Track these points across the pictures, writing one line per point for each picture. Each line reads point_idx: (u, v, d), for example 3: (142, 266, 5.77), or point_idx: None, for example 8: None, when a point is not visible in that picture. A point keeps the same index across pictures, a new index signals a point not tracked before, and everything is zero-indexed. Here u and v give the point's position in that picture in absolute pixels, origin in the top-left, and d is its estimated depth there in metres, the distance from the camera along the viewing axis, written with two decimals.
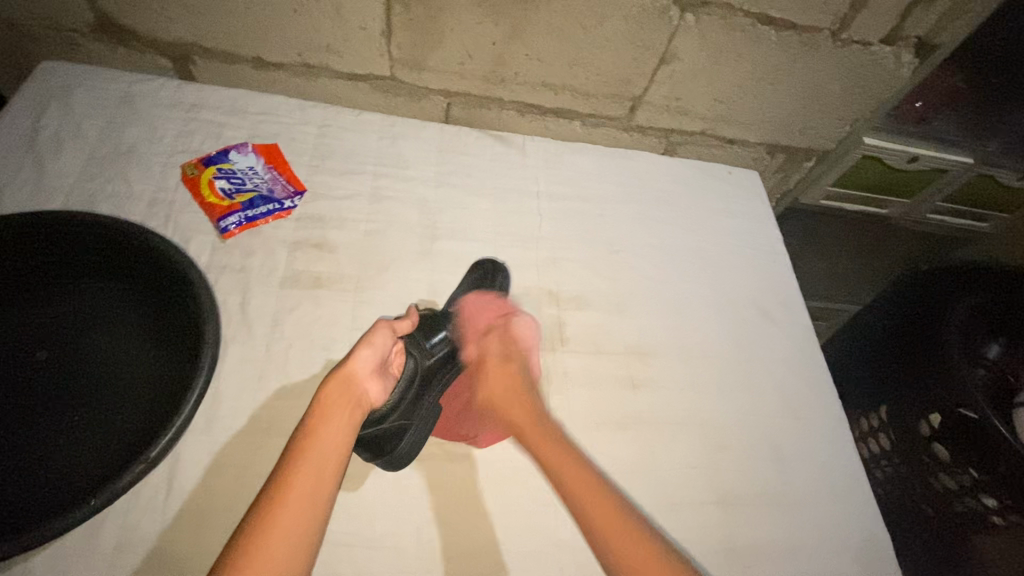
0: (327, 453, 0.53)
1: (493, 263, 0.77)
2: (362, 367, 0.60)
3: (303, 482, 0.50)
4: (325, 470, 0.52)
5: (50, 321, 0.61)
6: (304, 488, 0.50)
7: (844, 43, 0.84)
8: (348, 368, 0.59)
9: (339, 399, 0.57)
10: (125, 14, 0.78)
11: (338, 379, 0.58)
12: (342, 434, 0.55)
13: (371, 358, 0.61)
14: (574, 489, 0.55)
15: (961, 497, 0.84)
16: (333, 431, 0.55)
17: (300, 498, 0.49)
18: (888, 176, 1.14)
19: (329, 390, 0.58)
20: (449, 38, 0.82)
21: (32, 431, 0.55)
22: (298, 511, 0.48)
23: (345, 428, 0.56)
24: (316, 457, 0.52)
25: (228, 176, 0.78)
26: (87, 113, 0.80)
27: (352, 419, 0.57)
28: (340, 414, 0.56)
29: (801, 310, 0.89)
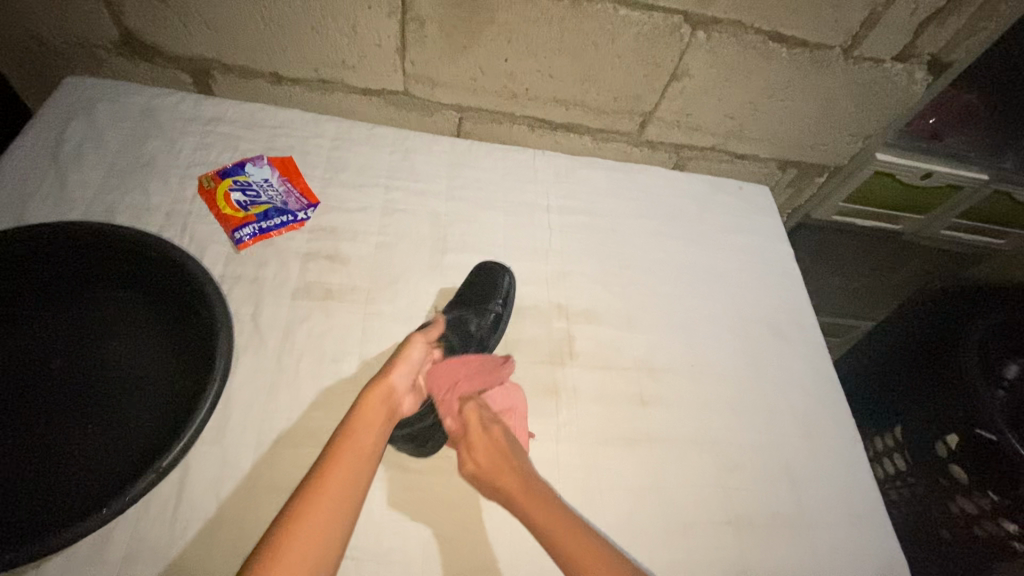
0: (353, 471, 0.53)
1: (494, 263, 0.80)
2: (400, 384, 0.61)
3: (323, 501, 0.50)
4: (346, 490, 0.52)
5: (67, 331, 0.62)
6: (324, 508, 0.50)
7: (856, 60, 0.84)
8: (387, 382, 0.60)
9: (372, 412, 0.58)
10: (149, 32, 0.81)
11: (378, 393, 0.59)
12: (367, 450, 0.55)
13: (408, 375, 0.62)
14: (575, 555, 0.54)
15: (979, 521, 0.82)
16: (358, 447, 0.55)
17: (320, 519, 0.49)
18: (902, 193, 1.14)
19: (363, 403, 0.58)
20: (462, 55, 0.83)
21: (45, 439, 0.55)
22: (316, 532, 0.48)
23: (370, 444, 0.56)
24: (341, 475, 0.52)
25: (244, 188, 0.79)
26: (109, 126, 0.82)
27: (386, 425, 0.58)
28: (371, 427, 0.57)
29: (813, 327, 0.88)
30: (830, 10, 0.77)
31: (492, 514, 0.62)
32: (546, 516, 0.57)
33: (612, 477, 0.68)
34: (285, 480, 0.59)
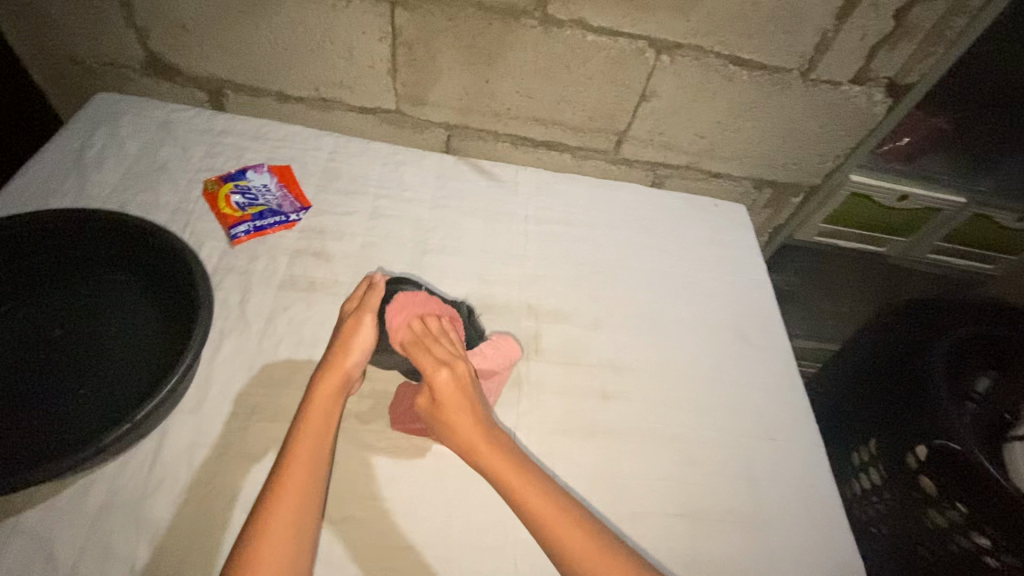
0: (327, 416, 0.60)
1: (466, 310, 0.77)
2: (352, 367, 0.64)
3: (310, 443, 0.58)
4: (329, 426, 0.60)
5: (71, 305, 0.69)
6: (310, 448, 0.57)
7: (814, 83, 0.89)
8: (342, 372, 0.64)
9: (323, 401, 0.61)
10: (171, 55, 0.91)
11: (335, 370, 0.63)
12: (341, 396, 0.62)
13: (364, 359, 0.66)
14: (538, 519, 0.57)
15: (952, 534, 0.81)
16: (317, 427, 0.59)
17: (307, 456, 0.57)
18: (882, 215, 1.17)
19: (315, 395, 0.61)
20: (446, 77, 0.91)
21: (35, 397, 0.61)
22: (310, 469, 0.56)
23: (343, 387, 0.63)
24: (314, 434, 0.59)
25: (243, 192, 0.87)
26: (131, 134, 0.91)
27: (338, 404, 0.62)
28: (319, 412, 0.60)
29: (780, 336, 0.90)
30: (783, 36, 0.83)
31: (444, 493, 0.65)
32: (509, 477, 0.59)
33: (567, 465, 0.70)
34: (252, 448, 0.63)
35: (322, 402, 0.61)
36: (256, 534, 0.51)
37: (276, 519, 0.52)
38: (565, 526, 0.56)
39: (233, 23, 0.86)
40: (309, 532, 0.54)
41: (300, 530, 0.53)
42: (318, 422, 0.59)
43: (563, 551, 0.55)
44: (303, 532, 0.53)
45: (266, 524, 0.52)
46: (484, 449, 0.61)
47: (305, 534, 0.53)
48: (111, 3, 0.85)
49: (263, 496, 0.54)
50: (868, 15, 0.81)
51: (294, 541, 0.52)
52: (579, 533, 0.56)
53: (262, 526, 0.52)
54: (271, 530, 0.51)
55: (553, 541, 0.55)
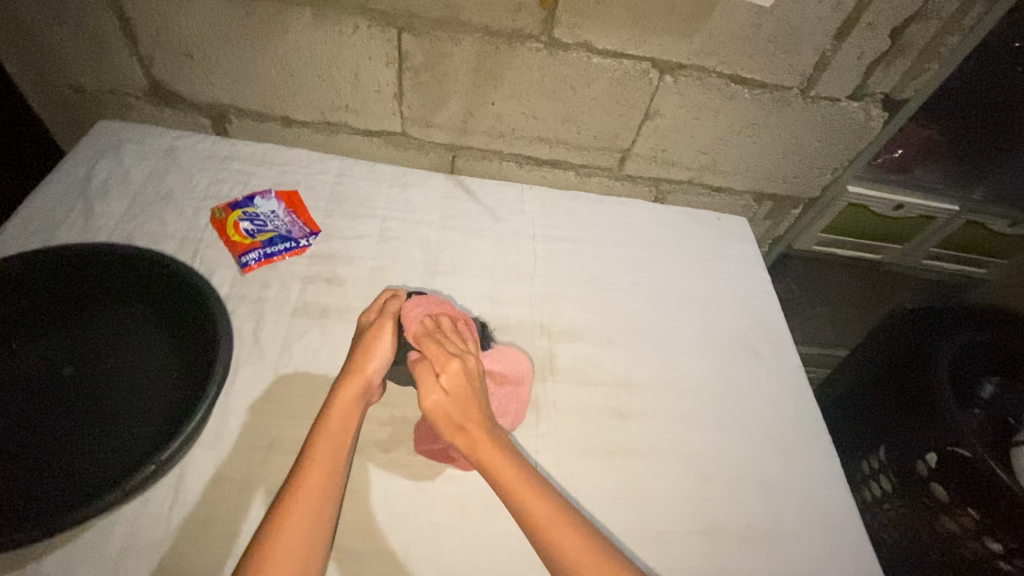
0: (347, 422, 0.60)
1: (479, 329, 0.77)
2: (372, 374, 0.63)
3: (329, 445, 0.58)
4: (348, 433, 0.59)
5: (80, 342, 0.67)
6: (329, 452, 0.57)
7: (813, 100, 0.92)
8: (364, 377, 0.63)
9: (343, 407, 0.61)
10: (174, 82, 0.91)
11: (358, 376, 0.63)
12: (362, 401, 0.62)
13: (385, 366, 0.65)
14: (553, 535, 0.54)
15: (963, 541, 0.82)
16: (336, 434, 0.59)
17: (327, 458, 0.57)
18: (879, 224, 1.19)
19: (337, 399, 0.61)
20: (452, 100, 0.92)
21: (49, 437, 0.60)
22: (327, 471, 0.56)
23: (364, 394, 0.63)
24: (334, 438, 0.58)
25: (252, 218, 0.86)
26: (134, 163, 0.91)
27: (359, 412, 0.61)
28: (338, 417, 0.60)
29: (789, 349, 0.92)
30: (783, 56, 0.85)
31: (470, 520, 0.65)
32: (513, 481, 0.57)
33: (590, 487, 0.70)
34: (273, 482, 0.62)
35: (345, 405, 0.61)
36: (267, 540, 0.51)
37: (291, 521, 0.52)
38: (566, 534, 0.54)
39: (239, 50, 0.86)
40: (321, 541, 0.53)
41: (313, 533, 0.53)
42: (340, 426, 0.59)
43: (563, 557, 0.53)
44: (317, 534, 0.53)
45: (281, 524, 0.52)
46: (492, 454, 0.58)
47: (317, 543, 0.53)
48: (114, 32, 0.84)
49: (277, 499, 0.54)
50: (865, 35, 0.83)
51: (305, 549, 0.52)
52: (579, 542, 0.54)
53: (277, 527, 0.52)
54: (285, 532, 0.52)
55: (554, 546, 0.54)
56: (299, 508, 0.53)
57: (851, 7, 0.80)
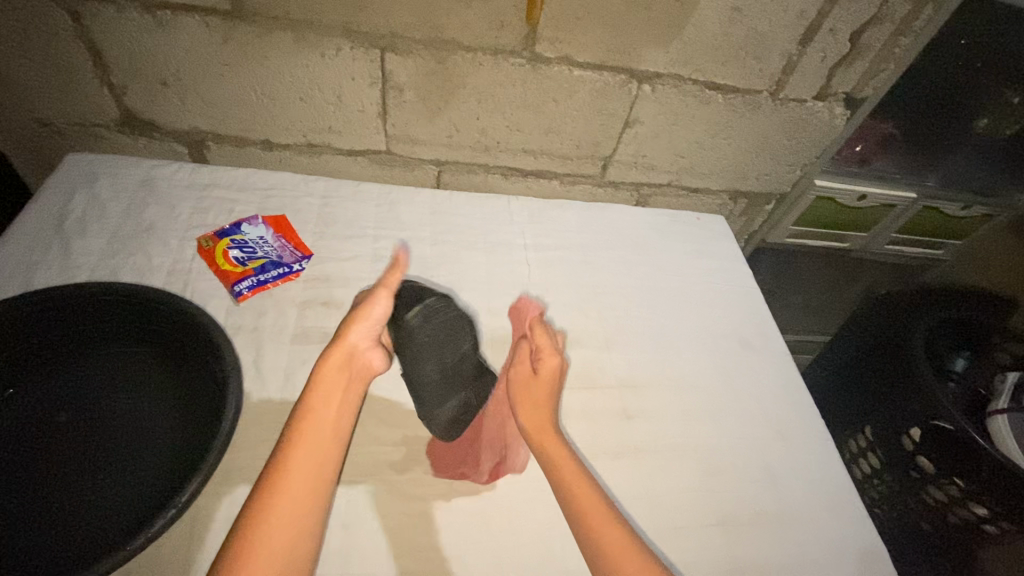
0: (331, 390, 0.61)
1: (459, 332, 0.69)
2: (359, 342, 0.64)
3: (315, 419, 0.59)
4: (334, 403, 0.60)
5: (73, 387, 0.65)
6: (317, 416, 0.59)
7: (781, 101, 0.96)
8: (348, 342, 0.64)
9: (329, 377, 0.62)
10: (148, 110, 0.89)
11: (341, 351, 0.63)
12: (348, 368, 0.63)
13: (373, 329, 0.65)
14: (592, 520, 0.61)
15: (951, 508, 0.87)
16: (323, 402, 0.60)
17: (311, 431, 0.58)
18: (845, 214, 1.25)
19: (322, 371, 0.62)
20: (437, 117, 0.93)
21: (54, 490, 0.58)
22: (314, 439, 0.57)
23: (348, 364, 0.63)
24: (320, 407, 0.59)
25: (241, 246, 0.84)
26: (111, 196, 0.88)
27: (345, 383, 0.62)
28: (325, 389, 0.61)
29: (776, 338, 0.96)
30: (753, 62, 0.90)
31: (493, 533, 0.65)
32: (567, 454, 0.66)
33: (607, 489, 0.72)
34: None
35: (329, 374, 0.62)
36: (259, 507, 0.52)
37: (282, 492, 0.53)
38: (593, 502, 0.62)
39: (219, 77, 0.84)
40: (314, 506, 0.54)
41: (307, 505, 0.53)
42: (323, 399, 0.60)
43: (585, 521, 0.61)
44: (309, 506, 0.54)
45: (268, 493, 0.53)
46: (554, 440, 0.67)
47: (309, 509, 0.53)
48: (84, 63, 0.82)
49: (266, 470, 0.55)
50: (827, 39, 0.89)
51: (297, 517, 0.52)
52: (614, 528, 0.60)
53: (266, 499, 0.52)
54: (278, 501, 0.52)
55: (592, 533, 0.60)
56: (289, 480, 0.54)
57: (813, 15, 0.85)
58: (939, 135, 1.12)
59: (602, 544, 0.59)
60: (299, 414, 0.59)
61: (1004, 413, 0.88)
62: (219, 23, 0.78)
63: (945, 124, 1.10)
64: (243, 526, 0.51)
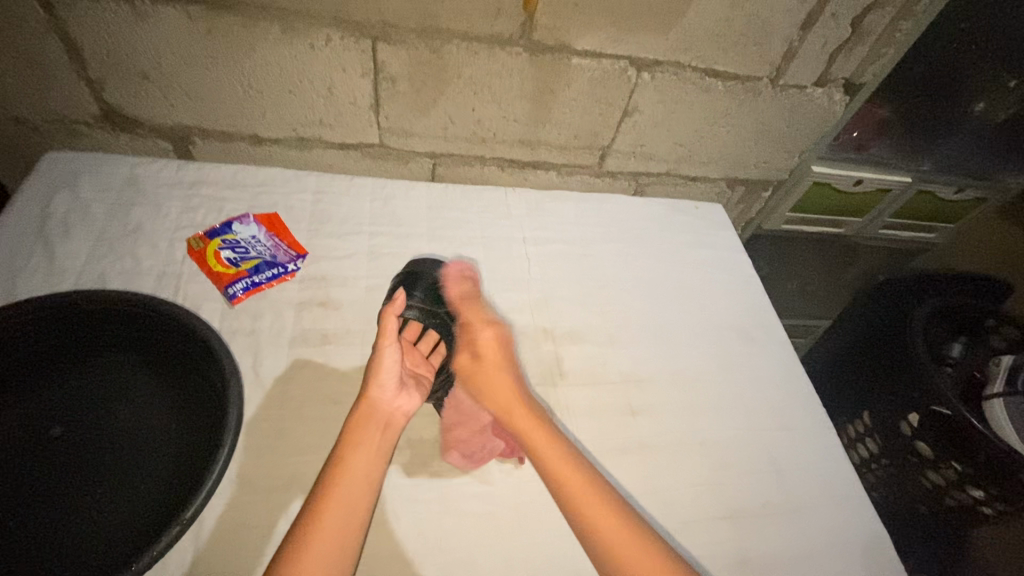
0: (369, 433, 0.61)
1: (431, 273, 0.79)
2: (384, 393, 0.64)
3: (353, 464, 0.58)
4: (372, 447, 0.60)
5: (66, 399, 0.63)
6: (358, 456, 0.59)
7: (782, 88, 0.95)
8: (371, 396, 0.64)
9: (367, 424, 0.61)
10: (129, 105, 0.85)
11: (366, 404, 0.63)
12: (381, 419, 0.62)
13: (391, 378, 0.65)
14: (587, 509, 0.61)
15: (949, 491, 0.89)
16: (364, 444, 0.60)
17: (352, 478, 0.57)
18: (841, 200, 1.25)
19: (358, 415, 0.62)
20: (430, 108, 0.90)
21: (51, 510, 0.56)
22: (353, 482, 0.57)
23: (380, 412, 0.63)
24: (361, 449, 0.60)
25: (233, 246, 0.82)
26: (95, 197, 0.84)
27: (381, 431, 0.62)
28: (365, 434, 0.61)
29: (777, 327, 0.96)
30: (754, 48, 0.88)
31: (503, 534, 0.65)
32: (540, 440, 0.66)
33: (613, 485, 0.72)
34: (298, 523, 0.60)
35: (366, 419, 0.62)
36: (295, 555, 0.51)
37: (322, 527, 0.54)
38: (585, 491, 0.62)
39: (204, 69, 0.81)
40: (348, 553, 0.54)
41: (338, 548, 0.53)
42: (365, 437, 0.61)
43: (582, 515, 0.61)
44: (344, 540, 0.54)
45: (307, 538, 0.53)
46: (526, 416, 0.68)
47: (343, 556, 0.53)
48: (59, 56, 0.78)
49: (306, 508, 0.55)
50: (828, 24, 0.88)
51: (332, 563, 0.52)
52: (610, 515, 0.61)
53: (306, 533, 0.53)
54: (317, 536, 0.53)
55: (588, 520, 0.60)
56: (329, 514, 0.54)
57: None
58: (933, 121, 1.11)
59: (608, 540, 0.59)
60: (340, 454, 0.59)
61: (1002, 397, 0.88)
62: (201, 12, 0.74)
63: (945, 107, 1.09)
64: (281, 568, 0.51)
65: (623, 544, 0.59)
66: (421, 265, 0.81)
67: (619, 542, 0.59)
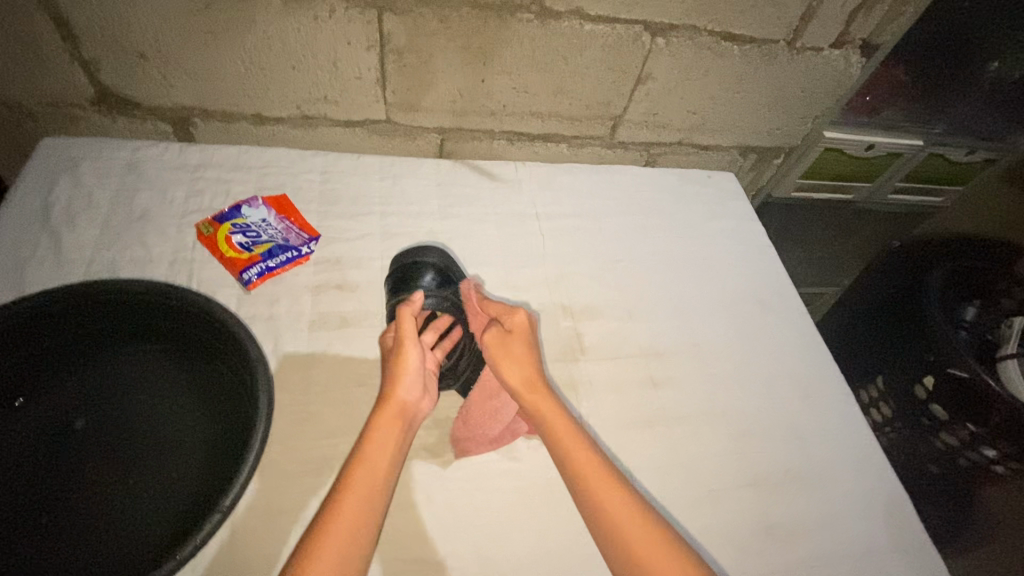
0: (389, 434, 0.60)
1: (442, 260, 0.78)
2: (408, 397, 0.63)
3: (369, 463, 0.57)
4: (392, 445, 0.59)
5: (90, 391, 0.63)
6: (380, 450, 0.58)
7: (798, 51, 0.93)
8: (395, 401, 0.62)
9: (387, 425, 0.60)
10: (126, 86, 0.82)
11: (392, 407, 0.62)
12: (402, 421, 0.61)
13: (415, 381, 0.64)
14: (617, 518, 0.57)
15: (962, 451, 0.91)
16: (385, 440, 0.59)
17: (366, 476, 0.56)
18: (849, 165, 1.22)
19: (381, 414, 0.61)
20: (439, 81, 0.87)
21: (86, 501, 0.56)
22: (372, 476, 0.56)
23: (402, 413, 0.62)
24: (383, 446, 0.59)
25: (244, 230, 0.80)
26: (97, 183, 0.82)
27: (401, 434, 0.61)
28: (384, 430, 0.60)
29: (793, 296, 0.95)
30: (771, 9, 0.86)
31: (535, 509, 0.65)
32: (569, 437, 0.63)
33: (639, 457, 0.72)
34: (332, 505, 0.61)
35: (388, 420, 0.61)
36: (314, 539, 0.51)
37: (339, 517, 0.53)
38: (615, 496, 0.59)
39: (203, 46, 0.77)
40: (365, 544, 0.53)
41: (355, 545, 0.52)
42: (387, 432, 0.60)
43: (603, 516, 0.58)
44: (362, 529, 0.53)
45: (326, 525, 0.52)
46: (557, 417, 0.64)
47: (360, 546, 0.52)
48: (51, 36, 0.74)
49: (328, 496, 0.55)
50: None
51: (349, 551, 0.52)
52: (640, 523, 0.57)
53: (326, 519, 0.53)
54: (334, 523, 0.52)
55: (616, 527, 0.57)
56: (347, 503, 0.54)
57: None
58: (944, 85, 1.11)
59: (635, 549, 0.55)
60: (361, 447, 0.58)
61: (1014, 358, 0.91)
62: None
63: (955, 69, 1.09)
64: (301, 550, 0.51)
65: (651, 551, 0.55)
66: (419, 252, 0.79)
67: (645, 548, 0.55)
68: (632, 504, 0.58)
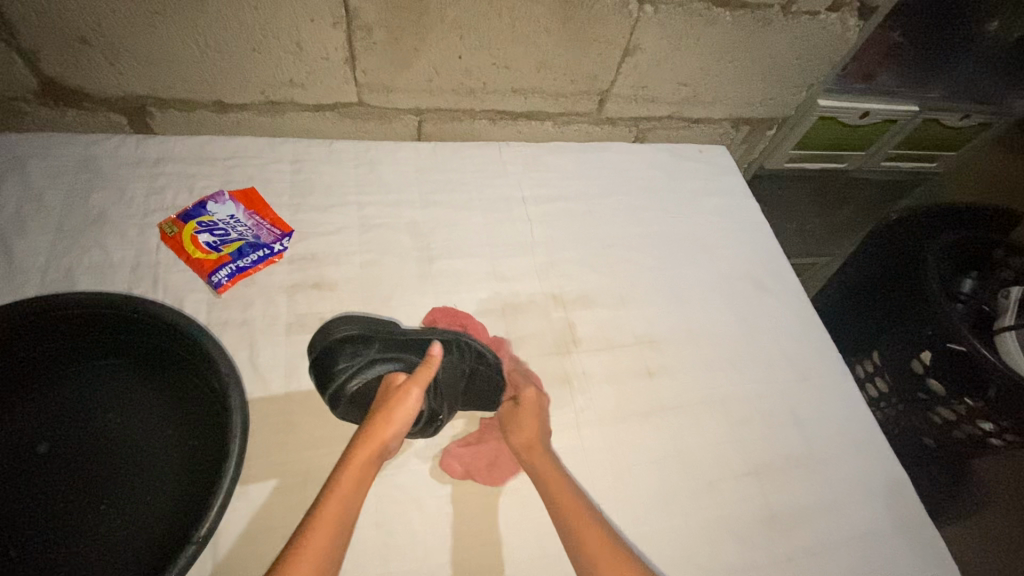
0: (365, 466, 0.56)
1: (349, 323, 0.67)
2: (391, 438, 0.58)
3: (340, 499, 0.53)
4: (366, 477, 0.56)
5: (54, 413, 0.59)
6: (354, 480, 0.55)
7: (794, 15, 0.87)
8: (381, 437, 0.58)
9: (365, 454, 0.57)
10: (71, 75, 0.75)
11: (374, 438, 0.57)
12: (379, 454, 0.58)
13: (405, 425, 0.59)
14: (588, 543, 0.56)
15: (959, 425, 0.91)
16: (360, 469, 0.56)
17: (331, 521, 0.51)
18: (845, 134, 1.18)
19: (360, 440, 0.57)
20: (413, 59, 0.81)
21: (54, 533, 0.53)
22: (345, 507, 0.53)
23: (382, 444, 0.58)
24: (356, 478, 0.55)
25: (210, 229, 0.75)
26: (48, 183, 0.76)
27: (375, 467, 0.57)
28: (361, 457, 0.56)
29: (790, 275, 0.93)
30: None
31: (532, 512, 0.63)
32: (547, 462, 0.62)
33: (638, 451, 0.70)
34: None
35: (366, 449, 0.57)
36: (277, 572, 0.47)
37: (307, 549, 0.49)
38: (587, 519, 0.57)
39: (150, 29, 0.71)
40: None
41: None
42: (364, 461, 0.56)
43: (579, 541, 0.56)
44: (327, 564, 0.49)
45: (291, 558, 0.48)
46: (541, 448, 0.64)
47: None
48: None
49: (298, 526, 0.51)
50: None
51: None
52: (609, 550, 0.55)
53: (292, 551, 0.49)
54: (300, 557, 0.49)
55: (586, 552, 0.55)
56: (316, 534, 0.50)
57: None
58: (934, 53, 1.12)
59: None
60: (337, 475, 0.55)
61: (1011, 331, 0.88)
62: None
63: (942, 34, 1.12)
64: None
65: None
66: (333, 325, 0.67)
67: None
68: (604, 531, 0.57)
